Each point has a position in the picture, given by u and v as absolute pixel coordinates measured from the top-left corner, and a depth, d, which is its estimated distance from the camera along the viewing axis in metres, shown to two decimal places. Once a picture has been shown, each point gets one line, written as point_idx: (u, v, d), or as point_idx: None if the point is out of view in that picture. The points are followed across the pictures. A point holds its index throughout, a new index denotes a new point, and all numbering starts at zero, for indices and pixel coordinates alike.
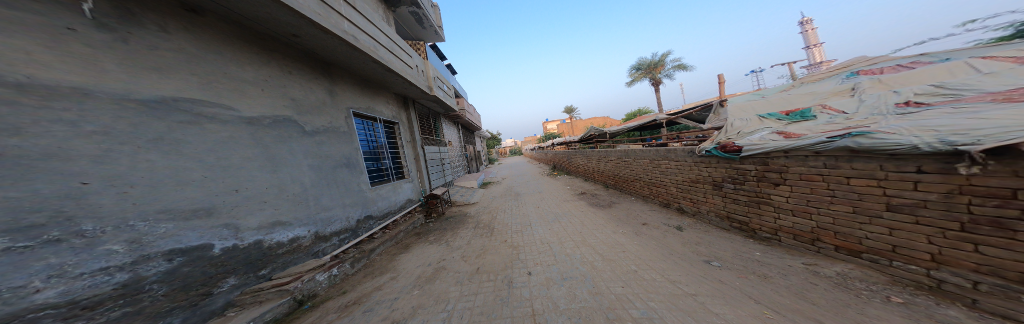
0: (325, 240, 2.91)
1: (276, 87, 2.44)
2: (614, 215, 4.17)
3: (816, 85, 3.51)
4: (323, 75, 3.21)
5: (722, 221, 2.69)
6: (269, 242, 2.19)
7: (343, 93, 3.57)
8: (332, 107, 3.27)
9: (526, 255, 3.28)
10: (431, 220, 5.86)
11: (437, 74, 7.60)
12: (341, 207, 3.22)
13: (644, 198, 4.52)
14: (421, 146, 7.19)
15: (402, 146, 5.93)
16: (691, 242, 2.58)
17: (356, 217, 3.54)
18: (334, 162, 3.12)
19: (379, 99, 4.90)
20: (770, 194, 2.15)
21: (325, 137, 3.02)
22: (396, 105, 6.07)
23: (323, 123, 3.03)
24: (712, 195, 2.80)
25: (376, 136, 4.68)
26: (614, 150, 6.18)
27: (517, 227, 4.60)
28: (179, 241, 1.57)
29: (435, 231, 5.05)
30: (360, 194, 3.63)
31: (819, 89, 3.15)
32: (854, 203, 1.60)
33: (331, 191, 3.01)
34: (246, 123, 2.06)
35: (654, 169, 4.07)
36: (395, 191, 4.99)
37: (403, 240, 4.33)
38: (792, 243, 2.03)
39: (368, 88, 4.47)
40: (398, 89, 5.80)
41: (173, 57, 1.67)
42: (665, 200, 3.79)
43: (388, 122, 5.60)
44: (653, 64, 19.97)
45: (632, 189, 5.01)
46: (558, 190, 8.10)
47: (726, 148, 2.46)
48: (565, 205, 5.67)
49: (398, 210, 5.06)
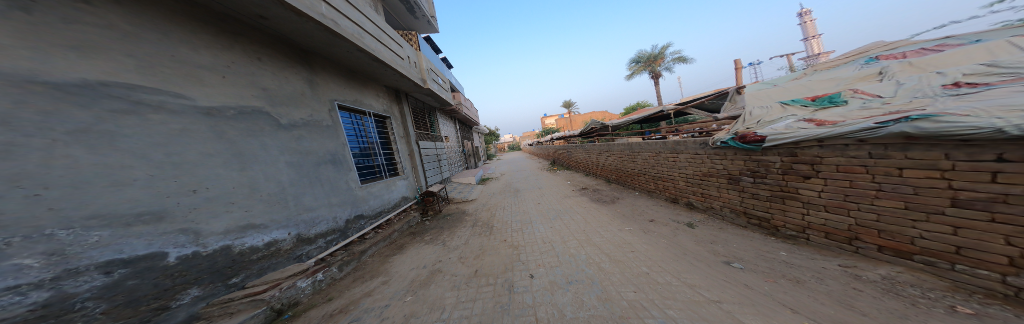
0: (309, 242, 2.68)
1: (241, 75, 2.18)
2: (619, 211, 3.99)
3: (834, 71, 3.28)
4: (300, 63, 2.93)
5: (738, 217, 2.51)
6: (240, 248, 1.96)
7: (325, 84, 3.29)
8: (313, 100, 3.00)
9: (527, 256, 3.09)
10: (428, 219, 5.63)
11: (431, 66, 7.29)
12: (327, 207, 2.99)
13: (648, 193, 4.35)
14: (417, 142, 6.94)
15: (396, 142, 5.68)
16: (705, 240, 2.39)
17: (345, 217, 3.31)
18: (317, 158, 2.87)
19: (368, 91, 4.61)
20: (798, 187, 1.97)
21: (305, 132, 2.76)
22: (387, 98, 5.78)
23: (303, 116, 2.78)
24: (726, 189, 2.61)
25: (366, 131, 4.41)
26: (616, 144, 5.97)
27: (518, 225, 4.41)
28: (119, 251, 1.34)
29: (431, 230, 4.83)
30: (349, 193, 3.39)
31: (839, 75, 2.93)
32: (907, 198, 1.42)
33: (313, 191, 2.77)
34: (202, 114, 1.81)
35: (660, 163, 3.88)
36: (389, 188, 4.77)
37: (397, 241, 4.11)
38: (824, 242, 1.85)
39: (355, 80, 4.18)
40: (388, 81, 5.50)
41: (99, 34, 1.41)
42: (672, 195, 3.61)
43: (380, 116, 5.34)
44: (653, 56, 19.63)
45: (636, 184, 4.83)
46: (558, 186, 7.89)
47: (745, 139, 2.24)
48: (566, 201, 5.49)
49: (392, 209, 4.84)
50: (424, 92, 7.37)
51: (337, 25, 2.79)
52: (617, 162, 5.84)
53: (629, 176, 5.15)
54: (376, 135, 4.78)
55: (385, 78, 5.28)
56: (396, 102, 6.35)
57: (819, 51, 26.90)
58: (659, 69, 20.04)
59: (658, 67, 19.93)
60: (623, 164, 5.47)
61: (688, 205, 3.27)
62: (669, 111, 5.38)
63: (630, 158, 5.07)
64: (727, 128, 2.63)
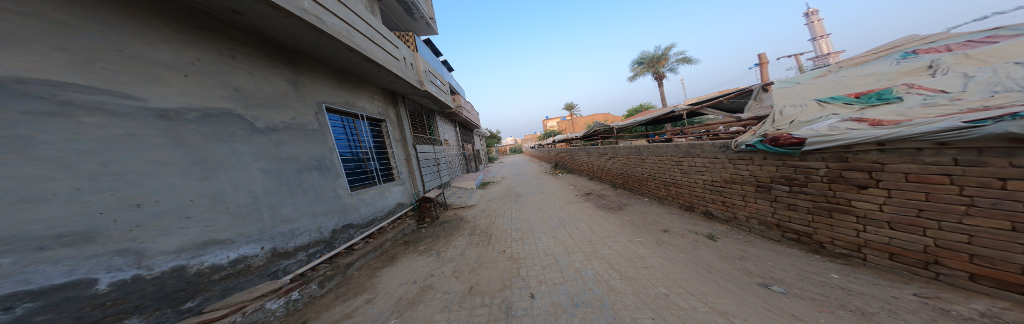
0: (287, 256, 2.44)
1: (210, 74, 1.97)
2: (627, 219, 3.69)
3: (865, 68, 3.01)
4: (283, 63, 2.73)
5: (770, 230, 2.21)
6: (196, 268, 1.72)
7: (312, 85, 3.08)
8: (298, 101, 2.80)
9: (527, 270, 2.81)
10: (423, 226, 5.41)
11: (428, 68, 7.14)
12: (311, 217, 2.74)
13: (659, 200, 4.04)
14: (415, 145, 6.76)
15: (391, 145, 5.48)
16: (732, 256, 2.07)
17: (331, 227, 3.06)
18: (301, 165, 2.64)
19: (361, 94, 4.42)
20: (850, 198, 1.66)
21: (287, 136, 2.54)
22: (383, 101, 5.62)
23: (285, 119, 2.57)
24: (754, 198, 2.32)
25: (358, 136, 4.21)
26: (622, 147, 5.68)
27: (518, 234, 4.12)
28: (27, 281, 1.12)
29: (426, 239, 4.57)
30: (336, 201, 3.15)
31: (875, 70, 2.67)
32: (1009, 216, 1.08)
33: (296, 200, 2.54)
34: (156, 117, 1.59)
35: (672, 168, 3.59)
36: (382, 195, 4.54)
37: (389, 252, 3.85)
38: (887, 265, 1.52)
39: (346, 82, 3.99)
40: (384, 82, 5.32)
41: (24, 23, 1.20)
42: (687, 203, 3.31)
43: (374, 119, 5.18)
44: (656, 58, 19.38)
45: (645, 189, 4.54)
46: (560, 191, 7.60)
47: (780, 142, 1.94)
48: (569, 207, 5.20)
49: (385, 216, 4.60)
50: (422, 95, 7.21)
51: (322, 23, 2.57)
52: (624, 166, 5.56)
53: (637, 182, 4.87)
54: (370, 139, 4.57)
55: (380, 79, 5.10)
56: (393, 105, 6.19)
57: (826, 51, 26.43)
58: (662, 71, 19.85)
59: (662, 68, 19.66)
60: (629, 169, 5.19)
61: (707, 215, 2.96)
62: (681, 112, 5.09)
63: (637, 162, 4.80)
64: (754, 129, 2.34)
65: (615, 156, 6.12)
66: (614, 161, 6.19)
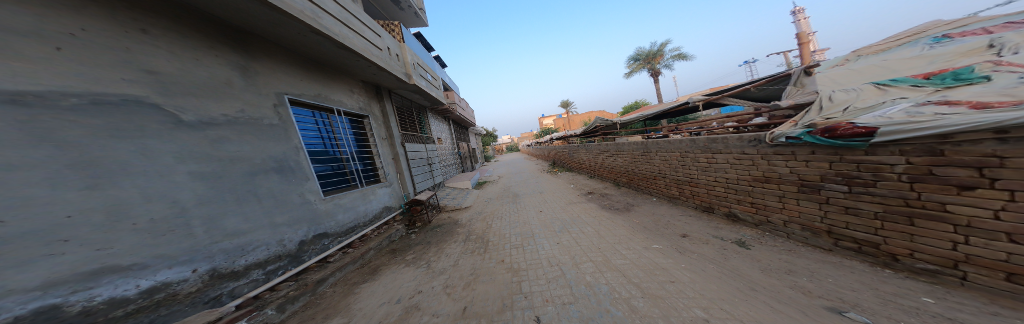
0: (235, 277, 2.05)
1: (106, 51, 1.57)
2: (637, 222, 3.39)
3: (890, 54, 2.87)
4: (223, 44, 2.32)
5: (819, 237, 1.93)
6: (86, 303, 1.33)
7: (268, 74, 2.68)
8: (245, 91, 2.40)
9: (529, 285, 2.44)
10: (413, 232, 4.97)
11: (417, 61, 6.69)
12: (267, 228, 2.36)
13: (668, 200, 3.79)
14: (404, 144, 6.33)
15: (376, 144, 5.07)
16: (776, 269, 1.74)
17: (297, 239, 2.68)
18: (250, 166, 2.26)
19: (336, 86, 4.00)
20: (943, 202, 1.30)
21: (229, 132, 2.16)
22: (364, 95, 5.15)
23: (226, 112, 2.18)
24: (799, 200, 2.05)
25: (333, 132, 3.78)
26: (625, 144, 5.38)
27: (518, 241, 3.80)
28: None
29: (416, 246, 4.15)
30: (303, 208, 2.81)
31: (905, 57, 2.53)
32: None
33: (244, 208, 2.16)
34: (3, 102, 1.18)
35: (685, 166, 3.34)
36: (364, 199, 4.13)
37: (371, 263, 3.42)
38: (1005, 288, 1.16)
39: (316, 72, 3.56)
40: (365, 74, 4.84)
41: None
42: (703, 205, 3.08)
43: (354, 115, 4.74)
44: (651, 54, 19.31)
45: (652, 189, 4.30)
46: (560, 191, 7.27)
47: (839, 133, 1.62)
48: (573, 209, 4.83)
49: (369, 222, 4.24)
50: (411, 89, 6.73)
51: None
52: (627, 164, 5.29)
53: (642, 181, 4.62)
54: (350, 136, 4.14)
55: (360, 70, 4.61)
56: (378, 100, 5.74)
57: (814, 48, 27.02)
58: (659, 68, 19.76)
59: (658, 64, 19.60)
60: (634, 167, 4.94)
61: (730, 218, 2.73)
62: (694, 104, 4.82)
63: (642, 160, 4.55)
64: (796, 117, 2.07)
65: (617, 154, 5.85)
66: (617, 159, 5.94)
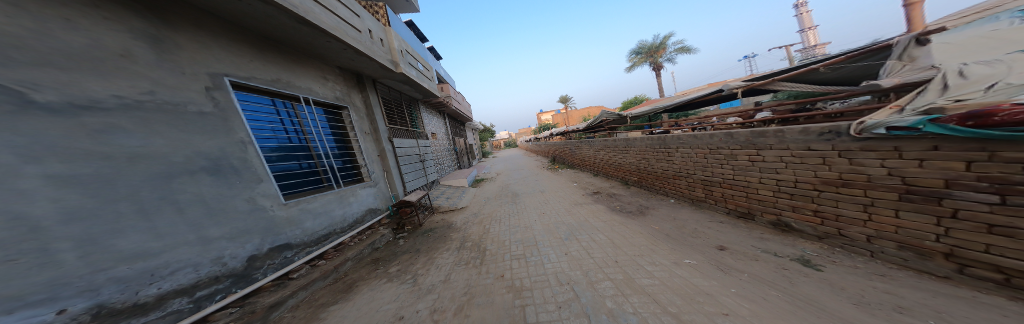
0: (145, 310, 1.62)
1: None
2: (658, 228, 3.18)
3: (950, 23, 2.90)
4: (118, 5, 1.90)
5: (931, 262, 1.52)
6: None
7: (192, 51, 2.32)
8: (154, 67, 2.01)
9: (534, 309, 2.03)
10: (401, 237, 4.48)
11: (405, 47, 6.16)
12: (195, 244, 1.94)
13: (700, 202, 3.47)
14: (394, 139, 5.87)
15: (358, 139, 4.65)
16: (877, 305, 1.29)
17: (244, 255, 2.26)
18: (168, 165, 1.89)
19: (301, 71, 3.64)
20: None
21: (127, 121, 1.76)
22: (343, 84, 4.62)
23: (124, 95, 1.78)
24: (898, 213, 1.65)
25: (290, 125, 3.38)
26: (639, 141, 4.99)
27: (520, 250, 3.61)
28: None
29: (403, 255, 3.74)
30: (251, 217, 2.40)
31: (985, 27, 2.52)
32: None
33: (155, 220, 1.75)
34: None
35: (725, 166, 3.01)
36: (340, 202, 3.76)
37: (347, 277, 2.98)
38: None
39: (269, 53, 3.17)
40: (341, 59, 4.29)
41: None
42: (749, 211, 2.77)
43: (330, 106, 4.27)
44: (654, 47, 18.79)
45: (674, 190, 3.99)
46: (563, 190, 6.89)
47: (1001, 120, 1.12)
48: (578, 211, 4.85)
49: (348, 229, 3.81)
50: (399, 79, 6.19)
51: None
52: (641, 162, 4.95)
53: (661, 181, 4.33)
54: (317, 130, 3.75)
55: (335, 54, 4.04)
56: (361, 90, 5.22)
57: (815, 42, 26.74)
58: (661, 61, 19.27)
59: (661, 58, 19.11)
60: (650, 165, 4.62)
61: (788, 228, 2.42)
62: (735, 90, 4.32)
63: (662, 158, 4.24)
64: (911, 97, 1.91)
65: (628, 151, 5.52)
66: (627, 156, 5.62)
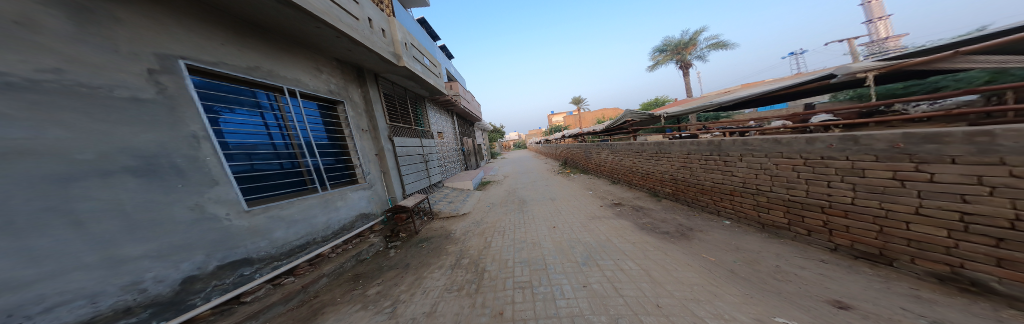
0: None
1: None
2: (711, 260, 2.34)
3: None
4: None
5: None
6: None
7: (139, 27, 1.86)
8: (66, 39, 1.50)
9: None
10: (393, 246, 4.34)
11: (409, 41, 5.80)
12: (102, 268, 1.49)
13: (786, 231, 2.53)
14: (394, 138, 5.58)
15: (355, 137, 4.29)
16: None
17: (176, 277, 1.81)
18: (76, 165, 1.43)
19: (289, 61, 3.25)
20: None
21: (8, 107, 1.25)
22: (340, 77, 4.24)
23: (9, 72, 1.27)
24: None
25: (269, 119, 3.00)
26: (677, 145, 4.11)
27: (526, 276, 2.98)
28: None
29: (387, 272, 3.35)
30: (195, 229, 1.94)
31: None
32: None
33: (33, 240, 1.28)
34: None
35: (833, 183, 2.12)
36: (326, 207, 3.37)
37: (316, 299, 2.56)
38: None
39: (250, 37, 2.77)
40: (337, 50, 3.88)
41: None
42: (886, 251, 1.82)
43: (322, 100, 3.89)
44: (682, 43, 17.24)
45: (734, 210, 3.10)
46: (577, 199, 6.14)
47: None
48: (595, 226, 4.12)
49: (329, 237, 3.41)
50: (401, 74, 5.88)
51: None
52: (678, 173, 4.11)
53: (710, 197, 3.46)
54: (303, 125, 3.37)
55: (330, 44, 3.62)
56: (361, 85, 4.89)
57: (878, 35, 23.14)
58: (688, 60, 17.68)
59: (690, 55, 17.50)
60: (692, 176, 3.78)
61: (978, 288, 1.42)
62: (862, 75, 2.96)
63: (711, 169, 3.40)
64: None
65: (658, 158, 4.72)
66: (657, 164, 4.81)
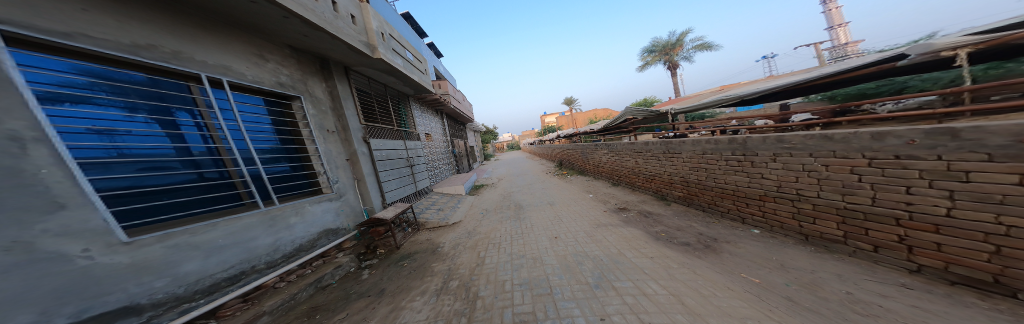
0: None
1: None
2: (757, 282, 1.93)
3: None
4: None
5: None
6: None
7: None
8: None
9: None
10: (368, 265, 3.67)
11: (388, 32, 5.17)
12: None
13: (841, 244, 2.17)
14: (370, 140, 4.85)
15: (317, 139, 3.57)
16: None
17: None
18: None
19: (217, 51, 2.43)
20: None
21: None
22: (296, 69, 3.48)
23: None
24: None
25: (181, 116, 2.24)
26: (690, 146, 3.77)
27: (529, 302, 2.48)
28: None
29: (354, 301, 2.69)
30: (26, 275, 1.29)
31: None
32: None
33: None
34: None
35: (910, 189, 1.72)
36: (270, 227, 2.65)
37: None
38: None
39: (143, 7, 1.92)
40: (289, 35, 3.14)
41: None
42: (1004, 277, 1.35)
43: (273, 95, 3.17)
44: (670, 45, 17.62)
45: (767, 218, 2.80)
46: (578, 205, 6.07)
47: None
48: (605, 237, 3.89)
49: (277, 263, 2.70)
50: (377, 68, 5.15)
51: None
52: (695, 176, 3.81)
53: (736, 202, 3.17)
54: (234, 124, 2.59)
55: (280, 28, 2.90)
56: (326, 78, 4.14)
57: (843, 40, 24.94)
58: (677, 60, 18.08)
59: (677, 56, 17.91)
60: (713, 180, 3.49)
61: None
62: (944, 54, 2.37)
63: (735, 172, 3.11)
64: None
65: (670, 160, 4.41)
66: (668, 166, 4.48)
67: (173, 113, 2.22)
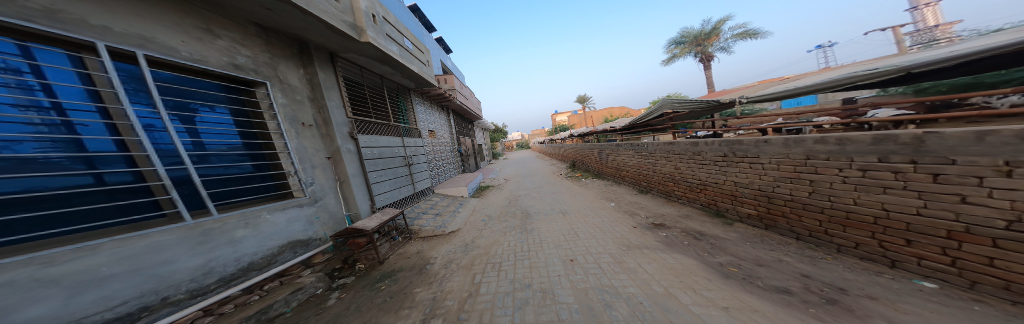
0: None
1: None
2: None
3: None
4: None
5: None
6: None
7: None
8: None
9: None
10: (343, 280, 3.13)
11: (381, 16, 4.64)
12: None
13: None
14: (357, 136, 4.39)
15: (289, 134, 3.03)
16: None
17: None
18: None
19: (138, 21, 1.93)
20: None
21: None
22: (261, 51, 2.95)
23: None
24: None
25: (69, 98, 1.65)
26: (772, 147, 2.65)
27: None
28: None
29: None
30: None
31: None
32: None
33: None
34: None
35: None
36: (197, 245, 2.00)
37: None
38: None
39: None
40: (249, 9, 2.61)
41: None
42: None
43: (230, 81, 2.70)
44: (702, 34, 15.69)
45: (958, 268, 1.53)
46: (597, 216, 5.07)
47: None
48: (641, 267, 2.91)
49: (206, 289, 2.02)
50: (367, 55, 4.69)
51: None
52: (783, 190, 2.59)
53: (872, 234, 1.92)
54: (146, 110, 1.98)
55: None
56: (304, 64, 3.63)
57: (929, 22, 20.62)
58: (710, 51, 16.06)
59: (711, 46, 15.87)
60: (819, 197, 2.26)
61: None
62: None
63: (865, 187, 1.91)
64: None
65: (732, 166, 3.22)
66: (729, 175, 3.28)
67: (59, 94, 1.63)
